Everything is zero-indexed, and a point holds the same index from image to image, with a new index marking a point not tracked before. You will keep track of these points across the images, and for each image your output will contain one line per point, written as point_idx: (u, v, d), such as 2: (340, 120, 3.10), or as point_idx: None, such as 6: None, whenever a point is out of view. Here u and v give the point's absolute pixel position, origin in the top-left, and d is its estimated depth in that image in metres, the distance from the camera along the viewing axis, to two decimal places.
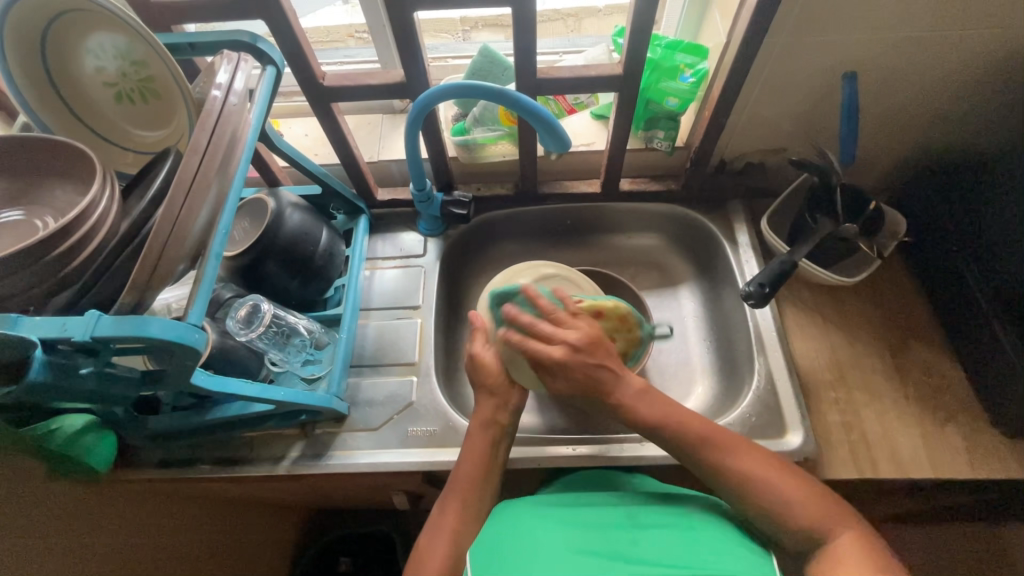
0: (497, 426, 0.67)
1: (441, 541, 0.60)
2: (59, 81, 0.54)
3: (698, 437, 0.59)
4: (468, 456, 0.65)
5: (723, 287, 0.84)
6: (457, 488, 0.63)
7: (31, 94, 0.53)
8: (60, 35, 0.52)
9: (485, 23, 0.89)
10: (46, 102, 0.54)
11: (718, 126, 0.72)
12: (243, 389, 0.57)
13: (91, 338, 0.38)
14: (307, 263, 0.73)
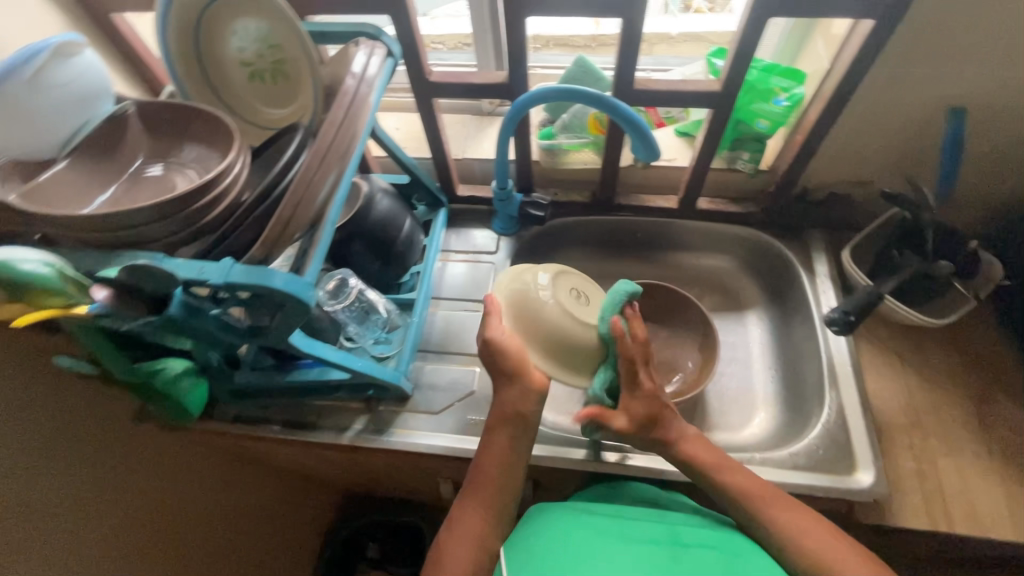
0: (518, 421, 0.62)
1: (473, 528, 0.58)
2: (205, 56, 0.60)
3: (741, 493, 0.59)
4: (495, 450, 0.62)
5: (796, 316, 0.82)
6: (479, 488, 0.60)
7: (180, 64, 0.59)
8: (212, 15, 0.57)
9: (558, 42, 0.91)
10: (190, 73, 0.61)
11: (811, 152, 0.71)
12: (328, 354, 0.60)
13: (224, 283, 0.42)
14: (390, 246, 0.77)
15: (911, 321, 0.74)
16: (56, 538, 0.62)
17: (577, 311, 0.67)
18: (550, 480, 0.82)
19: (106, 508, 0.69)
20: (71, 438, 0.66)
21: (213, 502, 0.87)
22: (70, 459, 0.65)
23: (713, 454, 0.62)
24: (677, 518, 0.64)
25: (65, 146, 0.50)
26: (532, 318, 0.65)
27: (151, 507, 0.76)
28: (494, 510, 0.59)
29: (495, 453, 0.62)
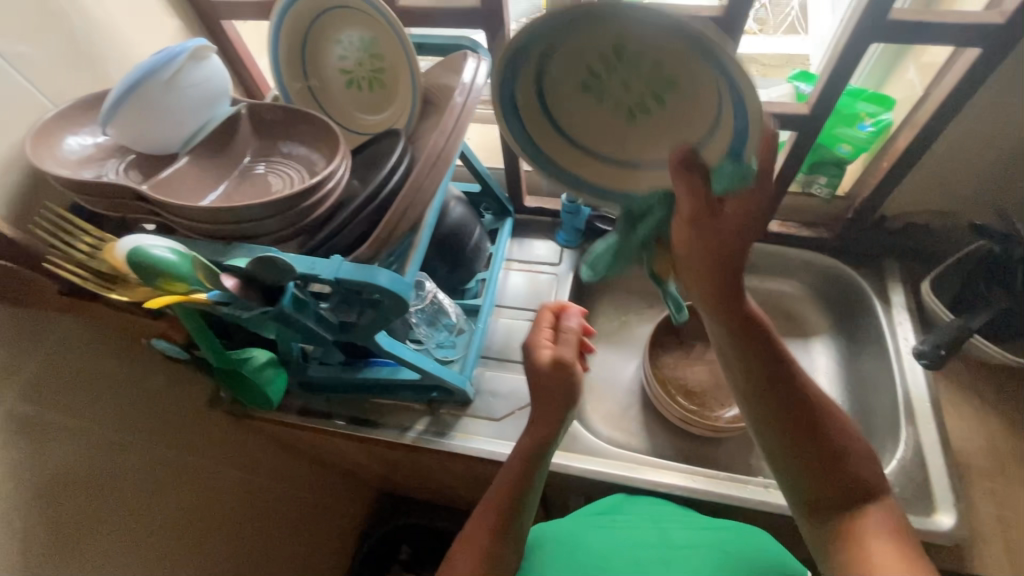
0: (541, 441, 0.57)
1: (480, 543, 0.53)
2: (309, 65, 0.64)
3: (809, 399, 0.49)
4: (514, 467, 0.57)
5: (868, 346, 0.79)
6: (490, 505, 0.55)
7: (286, 70, 0.63)
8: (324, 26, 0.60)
9: None
10: (294, 78, 0.64)
11: (898, 179, 0.70)
12: (405, 354, 0.62)
13: (335, 279, 0.44)
14: (460, 252, 0.78)
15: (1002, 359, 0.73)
16: (127, 512, 0.65)
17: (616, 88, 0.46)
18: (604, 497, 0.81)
19: (174, 487, 0.72)
20: (155, 418, 0.69)
21: (263, 491, 0.90)
22: (150, 437, 0.68)
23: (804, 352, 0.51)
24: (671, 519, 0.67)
25: (186, 143, 0.53)
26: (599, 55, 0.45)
27: (211, 491, 0.79)
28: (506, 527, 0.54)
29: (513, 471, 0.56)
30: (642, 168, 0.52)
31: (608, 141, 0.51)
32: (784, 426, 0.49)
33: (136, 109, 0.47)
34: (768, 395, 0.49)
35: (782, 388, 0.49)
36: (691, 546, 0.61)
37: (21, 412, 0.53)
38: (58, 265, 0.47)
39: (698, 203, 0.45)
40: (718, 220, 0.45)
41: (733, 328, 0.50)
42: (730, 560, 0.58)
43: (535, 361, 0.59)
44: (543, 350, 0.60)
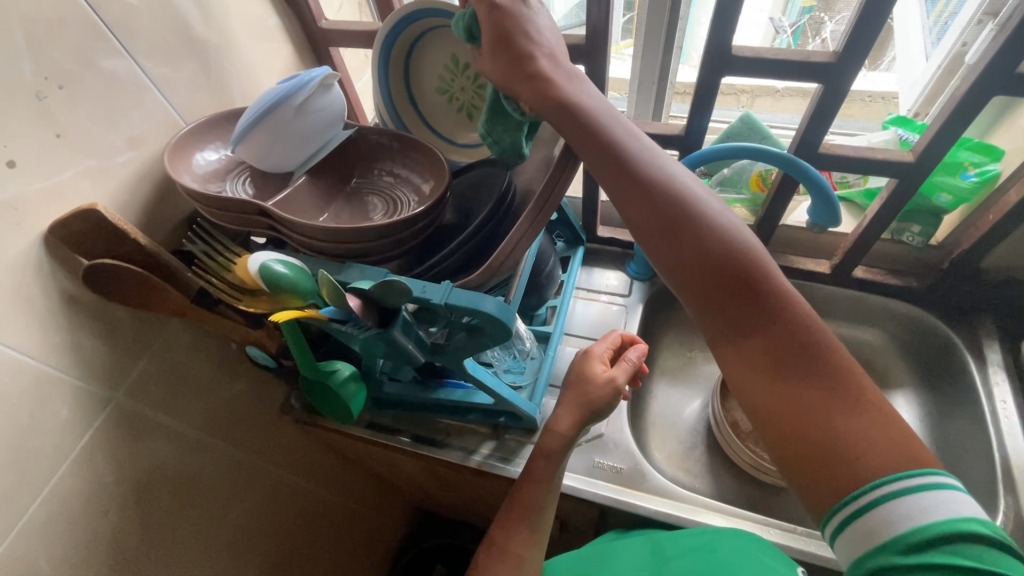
0: (558, 439, 0.61)
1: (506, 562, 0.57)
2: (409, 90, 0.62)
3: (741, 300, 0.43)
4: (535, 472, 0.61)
5: (958, 405, 0.75)
6: (511, 510, 0.59)
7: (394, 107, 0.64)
8: (422, 49, 0.59)
9: None
10: None
11: (1004, 233, 0.66)
12: (485, 379, 0.62)
13: (444, 304, 0.45)
14: (535, 278, 0.78)
15: None
16: (206, 509, 0.68)
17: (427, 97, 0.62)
18: None
19: (245, 489, 0.74)
20: (237, 422, 0.72)
21: (319, 501, 0.92)
22: (232, 439, 0.71)
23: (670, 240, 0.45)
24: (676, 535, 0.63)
25: (305, 164, 0.56)
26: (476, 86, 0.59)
27: (276, 496, 0.81)
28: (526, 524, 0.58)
29: (534, 473, 0.61)
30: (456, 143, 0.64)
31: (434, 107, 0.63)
32: (700, 295, 0.44)
33: (266, 131, 0.50)
34: (670, 268, 0.45)
35: (686, 250, 0.44)
36: (682, 554, 0.59)
37: (129, 408, 0.56)
38: (196, 276, 0.53)
39: (548, 105, 0.47)
40: (528, 84, 0.47)
41: (642, 215, 0.46)
42: (717, 552, 0.57)
43: (590, 374, 0.64)
44: (598, 366, 0.64)
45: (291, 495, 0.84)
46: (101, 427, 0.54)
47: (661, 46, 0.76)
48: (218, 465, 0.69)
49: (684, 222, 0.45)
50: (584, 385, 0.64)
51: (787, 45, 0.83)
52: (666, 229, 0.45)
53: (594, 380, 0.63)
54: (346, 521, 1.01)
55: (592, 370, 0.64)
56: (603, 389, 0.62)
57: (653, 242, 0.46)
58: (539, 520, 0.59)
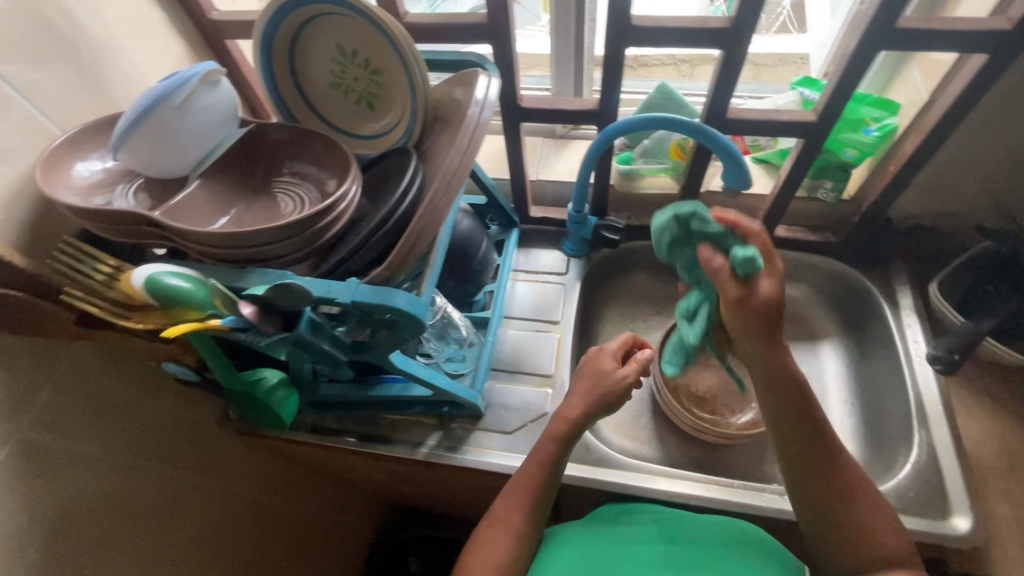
0: (565, 423, 0.63)
1: (504, 536, 0.58)
2: (301, 90, 0.62)
3: (822, 466, 0.55)
4: (534, 458, 0.63)
5: (876, 348, 0.80)
6: (513, 490, 0.61)
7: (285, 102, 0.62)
8: (309, 39, 0.58)
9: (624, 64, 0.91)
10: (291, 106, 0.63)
11: (904, 183, 0.70)
12: (417, 371, 0.62)
13: (352, 302, 0.44)
14: (468, 265, 0.78)
15: (1007, 359, 0.72)
16: (148, 529, 0.65)
17: (322, 88, 0.62)
18: None
19: (190, 508, 0.72)
20: (168, 441, 0.69)
21: (273, 509, 0.90)
22: (166, 457, 0.68)
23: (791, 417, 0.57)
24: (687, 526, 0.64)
25: (198, 165, 0.52)
26: (372, 71, 0.59)
27: (225, 511, 0.79)
28: (531, 508, 0.60)
29: (542, 454, 0.63)
30: (355, 136, 0.63)
31: (328, 100, 0.63)
32: (793, 458, 0.57)
33: (148, 134, 0.47)
34: (782, 436, 0.58)
35: (798, 428, 0.57)
36: (699, 541, 0.61)
37: (34, 439, 0.53)
38: (79, 298, 0.48)
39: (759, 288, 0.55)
40: (756, 301, 0.55)
41: (784, 405, 0.58)
42: (732, 546, 0.60)
43: (602, 370, 0.65)
44: (611, 364, 0.66)
45: (243, 506, 0.82)
46: (5, 463, 0.51)
47: (573, 20, 0.75)
48: (154, 487, 0.66)
49: (810, 412, 0.57)
50: (597, 382, 0.65)
51: (722, 13, 0.78)
52: (799, 420, 0.57)
53: (612, 379, 0.64)
54: (306, 526, 0.99)
55: (608, 369, 0.65)
56: (617, 384, 0.63)
57: (771, 409, 0.58)
58: (544, 501, 0.62)
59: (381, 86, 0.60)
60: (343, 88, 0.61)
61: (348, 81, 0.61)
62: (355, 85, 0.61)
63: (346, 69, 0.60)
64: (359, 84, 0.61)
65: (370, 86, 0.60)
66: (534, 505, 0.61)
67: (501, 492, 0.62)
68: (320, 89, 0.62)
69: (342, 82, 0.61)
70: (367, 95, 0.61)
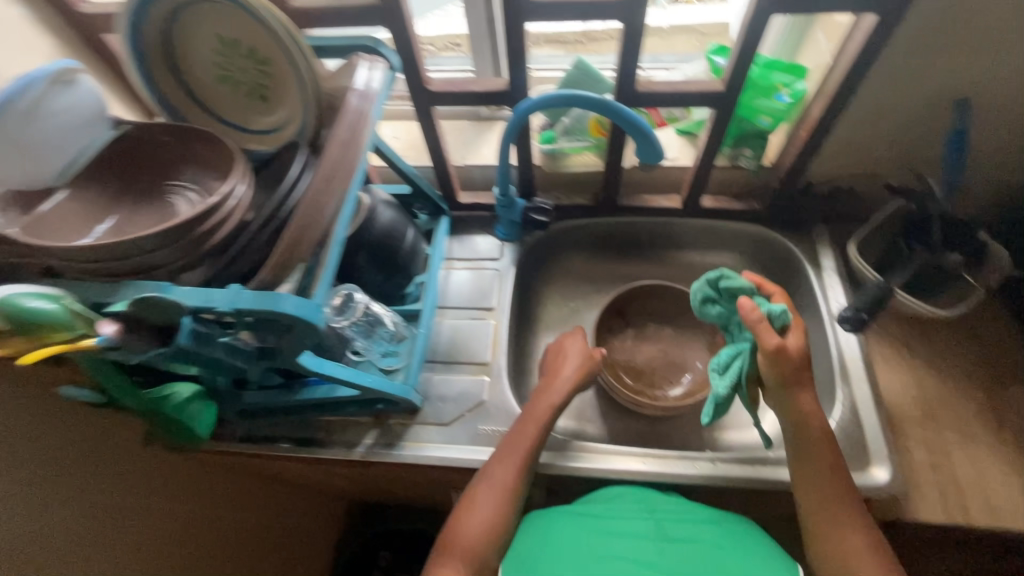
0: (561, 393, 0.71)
1: (496, 493, 0.63)
2: (186, 86, 0.58)
3: (834, 498, 0.59)
4: (526, 424, 0.68)
5: (804, 310, 0.82)
6: (506, 451, 0.66)
7: (167, 98, 0.58)
8: (185, 27, 0.54)
9: (550, 38, 0.89)
10: (174, 101, 0.58)
11: (816, 147, 0.71)
12: (336, 372, 0.60)
13: (233, 308, 0.42)
14: (393, 257, 0.76)
15: (922, 312, 0.73)
16: (82, 555, 0.62)
17: (209, 81, 0.58)
18: (568, 487, 0.82)
19: (121, 530, 0.68)
20: (87, 466, 0.65)
21: (219, 520, 0.86)
22: (87, 481, 0.64)
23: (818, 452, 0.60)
24: (667, 512, 0.65)
25: (64, 173, 0.49)
26: (260, 63, 0.55)
27: (165, 528, 0.75)
28: (522, 469, 0.65)
29: (535, 416, 0.69)
30: (248, 132, 0.60)
31: (215, 94, 0.59)
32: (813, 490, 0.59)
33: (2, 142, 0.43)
34: (801, 466, 0.61)
35: (824, 467, 0.59)
36: (689, 540, 0.62)
37: None
38: None
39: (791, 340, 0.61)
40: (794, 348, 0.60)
41: (814, 447, 0.60)
42: (727, 551, 0.60)
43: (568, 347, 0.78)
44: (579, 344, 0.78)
45: (184, 521, 0.78)
46: None
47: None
48: (73, 512, 0.62)
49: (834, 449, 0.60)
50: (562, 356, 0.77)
51: None
52: (826, 459, 0.60)
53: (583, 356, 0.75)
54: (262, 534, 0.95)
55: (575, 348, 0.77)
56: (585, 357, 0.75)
57: (802, 442, 0.60)
58: (532, 464, 0.66)
59: (270, 79, 0.56)
60: (231, 81, 0.58)
61: (234, 71, 0.57)
62: (243, 78, 0.57)
63: (230, 60, 0.56)
64: (247, 77, 0.57)
65: (260, 79, 0.57)
66: (523, 463, 0.66)
67: (494, 452, 0.67)
68: (204, 80, 0.58)
69: (228, 74, 0.57)
70: (258, 88, 0.57)
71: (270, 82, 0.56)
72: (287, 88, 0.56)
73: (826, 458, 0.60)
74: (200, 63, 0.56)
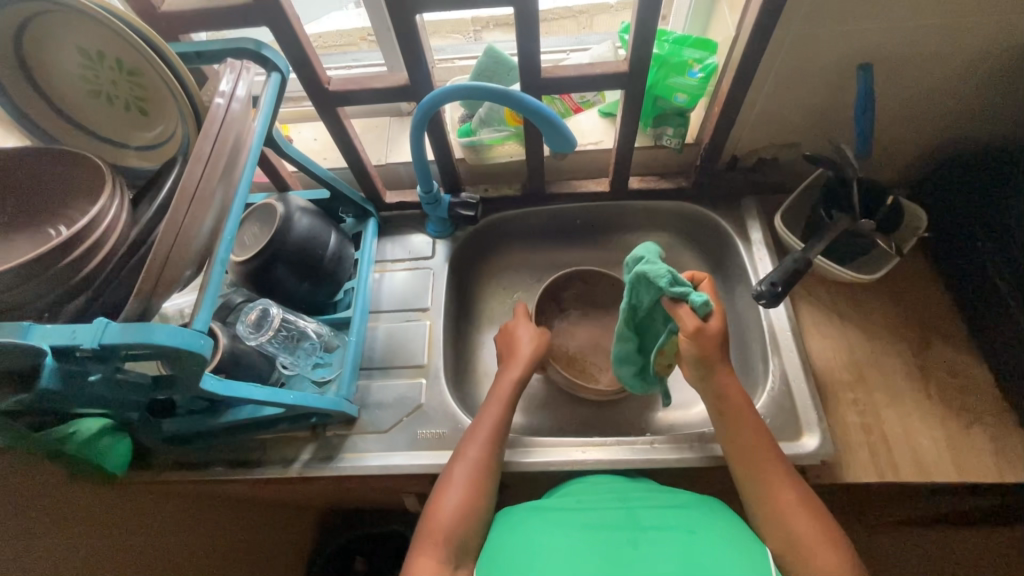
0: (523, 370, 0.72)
1: (467, 467, 0.62)
2: (53, 102, 0.55)
3: (763, 466, 0.59)
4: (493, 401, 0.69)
5: (736, 284, 0.82)
6: (475, 429, 0.66)
7: (33, 115, 0.55)
8: (39, 41, 0.50)
9: (499, 22, 0.87)
10: (41, 116, 0.55)
11: (729, 121, 0.71)
12: (253, 394, 0.57)
13: (99, 345, 0.39)
14: (316, 266, 0.73)
15: (843, 277, 0.76)
16: None
17: (79, 96, 0.55)
18: (517, 481, 0.82)
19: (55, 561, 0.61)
20: (1, 493, 0.59)
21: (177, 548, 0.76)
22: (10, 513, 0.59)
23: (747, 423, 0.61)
24: (640, 503, 0.63)
25: None
26: (130, 75, 0.51)
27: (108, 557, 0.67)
28: (493, 443, 0.65)
29: (501, 393, 0.69)
30: (129, 149, 0.58)
31: (89, 110, 0.56)
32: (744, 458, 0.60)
33: None
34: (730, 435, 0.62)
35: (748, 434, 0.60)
36: (660, 526, 0.58)
37: None
38: None
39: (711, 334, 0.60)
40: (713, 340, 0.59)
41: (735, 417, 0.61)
42: (699, 535, 0.56)
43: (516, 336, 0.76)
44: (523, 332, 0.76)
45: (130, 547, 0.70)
46: None
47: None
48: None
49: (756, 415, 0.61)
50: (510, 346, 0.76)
51: None
52: (751, 426, 0.61)
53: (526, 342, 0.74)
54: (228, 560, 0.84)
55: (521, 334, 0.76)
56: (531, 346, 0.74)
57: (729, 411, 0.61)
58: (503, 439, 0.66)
59: (145, 93, 0.53)
60: (102, 95, 0.54)
61: (105, 85, 0.53)
62: (117, 91, 0.53)
63: (98, 72, 0.52)
64: (121, 89, 0.53)
65: (133, 91, 0.53)
66: (494, 437, 0.66)
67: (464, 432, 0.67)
68: (71, 95, 0.55)
69: (99, 88, 0.54)
70: (134, 102, 0.54)
71: (145, 95, 0.53)
72: (163, 100, 0.52)
73: (748, 428, 0.60)
74: (64, 76, 0.53)
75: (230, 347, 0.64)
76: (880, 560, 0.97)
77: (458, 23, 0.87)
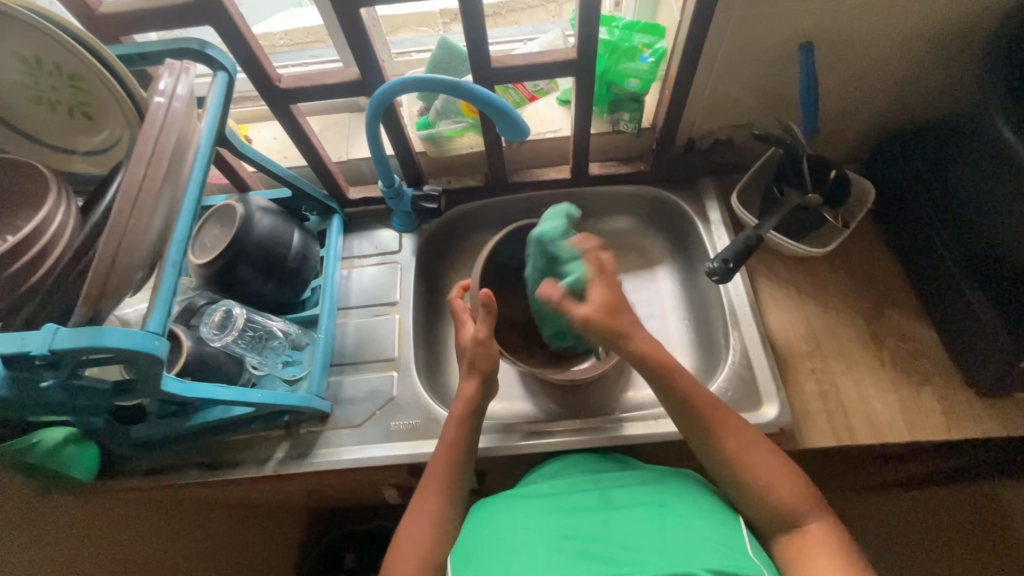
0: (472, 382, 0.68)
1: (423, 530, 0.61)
2: None
3: (736, 459, 0.58)
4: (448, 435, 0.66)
5: (697, 264, 0.84)
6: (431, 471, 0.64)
7: None
8: None
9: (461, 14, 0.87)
10: None
11: (679, 104, 0.72)
12: (219, 394, 0.57)
13: (49, 351, 0.39)
14: (280, 266, 0.73)
15: (798, 252, 0.78)
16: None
17: (19, 102, 0.54)
18: (494, 467, 0.83)
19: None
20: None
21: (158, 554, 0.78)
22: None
23: (712, 420, 0.60)
24: (609, 481, 0.64)
25: None
26: (72, 79, 0.51)
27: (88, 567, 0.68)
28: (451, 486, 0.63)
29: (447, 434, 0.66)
30: (76, 156, 0.57)
31: (29, 117, 0.55)
32: (716, 458, 0.60)
33: None
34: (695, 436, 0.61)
35: (718, 438, 0.60)
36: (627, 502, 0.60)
37: None
38: None
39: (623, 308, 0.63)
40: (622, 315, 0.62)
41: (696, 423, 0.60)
42: (666, 503, 0.59)
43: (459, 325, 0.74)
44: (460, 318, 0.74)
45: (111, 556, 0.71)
46: None
47: None
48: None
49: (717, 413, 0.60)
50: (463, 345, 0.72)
51: None
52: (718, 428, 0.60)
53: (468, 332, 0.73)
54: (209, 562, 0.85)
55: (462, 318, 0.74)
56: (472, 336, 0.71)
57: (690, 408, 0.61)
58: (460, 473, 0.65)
59: (89, 97, 0.52)
60: (42, 101, 0.54)
61: (48, 90, 0.52)
62: (61, 96, 0.53)
63: (39, 78, 0.51)
64: (64, 94, 0.53)
65: (78, 96, 0.52)
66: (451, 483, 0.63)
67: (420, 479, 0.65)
68: (9, 100, 0.54)
69: (39, 93, 0.53)
70: (80, 107, 0.53)
71: (90, 99, 0.52)
72: (109, 104, 0.52)
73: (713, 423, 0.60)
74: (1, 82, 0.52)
75: (195, 350, 0.64)
76: (855, 523, 1.01)
77: (427, 17, 0.87)
